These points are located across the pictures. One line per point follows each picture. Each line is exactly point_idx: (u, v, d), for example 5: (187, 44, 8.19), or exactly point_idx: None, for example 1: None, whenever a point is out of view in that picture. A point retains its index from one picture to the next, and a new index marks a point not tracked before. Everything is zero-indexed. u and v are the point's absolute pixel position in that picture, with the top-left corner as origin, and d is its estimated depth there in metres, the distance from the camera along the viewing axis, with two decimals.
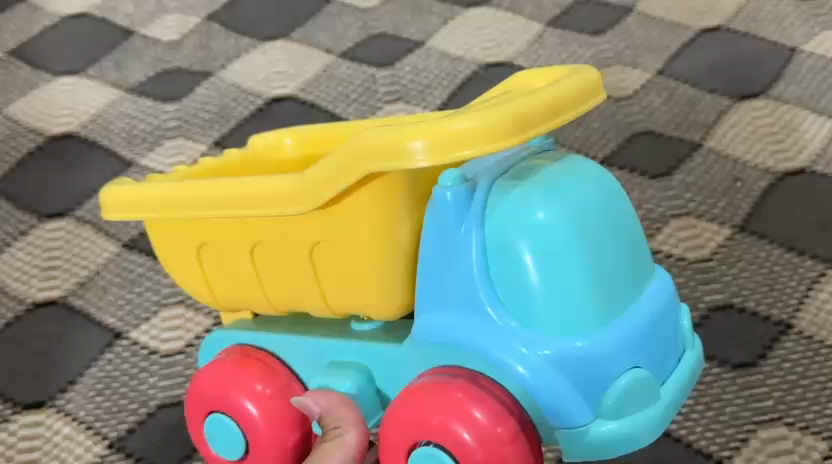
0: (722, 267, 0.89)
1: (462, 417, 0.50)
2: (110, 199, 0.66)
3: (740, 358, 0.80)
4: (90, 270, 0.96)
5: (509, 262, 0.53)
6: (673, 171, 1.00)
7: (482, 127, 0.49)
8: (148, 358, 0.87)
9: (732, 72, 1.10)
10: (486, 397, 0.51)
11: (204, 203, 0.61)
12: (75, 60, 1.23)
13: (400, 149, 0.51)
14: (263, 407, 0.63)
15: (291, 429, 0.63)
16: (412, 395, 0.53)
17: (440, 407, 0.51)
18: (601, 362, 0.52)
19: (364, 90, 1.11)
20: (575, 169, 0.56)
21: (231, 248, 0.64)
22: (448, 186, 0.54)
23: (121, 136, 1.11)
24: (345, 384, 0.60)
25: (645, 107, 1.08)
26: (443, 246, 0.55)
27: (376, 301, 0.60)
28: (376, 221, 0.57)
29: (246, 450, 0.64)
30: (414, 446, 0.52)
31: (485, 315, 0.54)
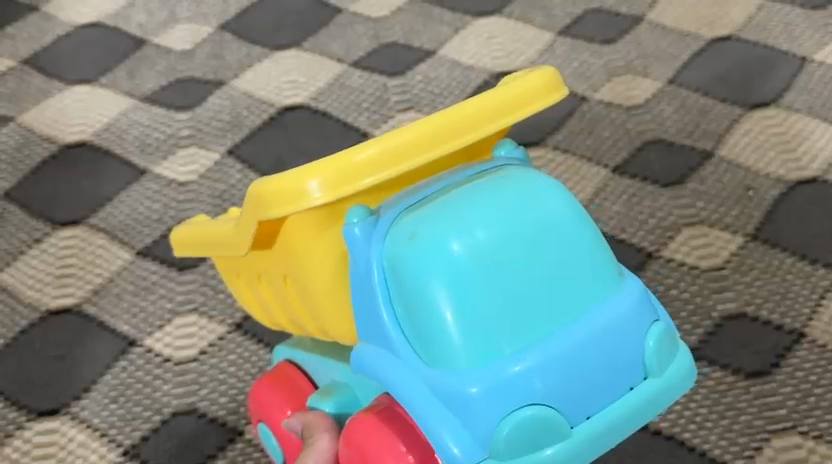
0: (735, 276, 0.89)
1: (383, 450, 0.53)
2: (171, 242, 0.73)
3: (753, 366, 0.80)
4: (104, 278, 0.97)
5: (416, 296, 0.53)
6: (685, 179, 1.00)
7: (376, 156, 0.55)
8: (162, 366, 0.87)
9: (742, 81, 1.10)
10: (411, 431, 0.54)
11: (200, 245, 0.68)
12: (89, 69, 1.23)
13: (295, 190, 0.54)
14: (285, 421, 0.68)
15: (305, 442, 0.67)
16: (353, 421, 0.56)
17: (366, 438, 0.54)
18: (499, 399, 0.50)
19: (375, 98, 1.12)
20: (503, 195, 0.55)
21: (244, 275, 0.69)
22: (353, 222, 0.56)
23: (135, 144, 1.11)
24: (326, 404, 0.64)
25: (656, 116, 1.08)
26: (361, 281, 0.56)
27: (341, 324, 0.61)
28: (323, 252, 0.59)
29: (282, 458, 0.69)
30: None
31: (398, 349, 0.54)
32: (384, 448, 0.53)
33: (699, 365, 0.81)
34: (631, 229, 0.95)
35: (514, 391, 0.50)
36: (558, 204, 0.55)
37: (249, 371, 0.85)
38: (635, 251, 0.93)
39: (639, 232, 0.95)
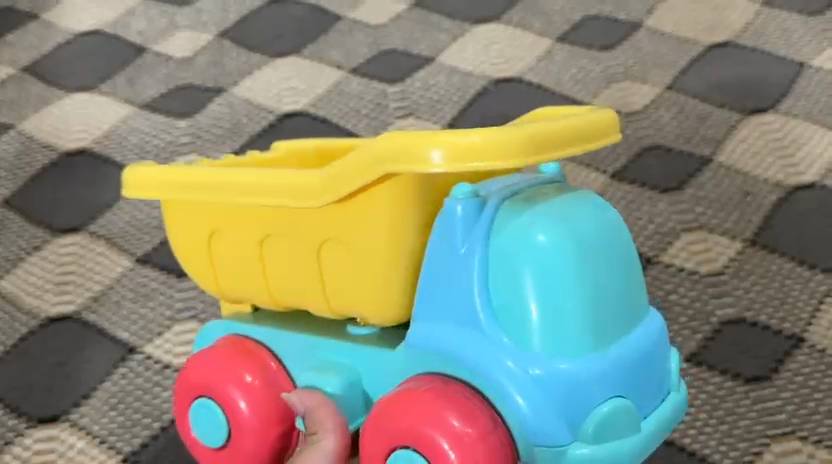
0: (734, 281, 0.89)
1: (437, 423, 0.50)
2: (129, 178, 0.67)
3: (753, 372, 0.80)
4: (103, 285, 0.97)
5: (512, 282, 0.52)
6: (683, 185, 1.00)
7: (505, 141, 0.50)
8: (161, 373, 0.87)
9: (741, 86, 1.11)
10: (463, 404, 0.51)
11: (222, 190, 0.62)
12: (89, 76, 1.24)
13: (419, 153, 0.51)
14: (251, 400, 0.63)
15: (275, 424, 0.63)
16: (393, 400, 0.53)
17: (417, 414, 0.51)
18: (584, 388, 0.51)
19: (374, 105, 1.12)
20: (582, 197, 0.56)
21: (242, 237, 0.64)
22: (459, 197, 0.54)
23: (134, 150, 1.11)
24: (332, 382, 0.60)
25: (654, 122, 1.09)
26: (445, 259, 0.54)
27: (376, 304, 0.58)
28: (388, 224, 0.56)
29: (227, 438, 0.63)
30: (391, 452, 0.52)
31: (480, 330, 0.53)
32: (436, 423, 0.50)
33: (699, 370, 0.81)
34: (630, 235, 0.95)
35: (587, 387, 0.51)
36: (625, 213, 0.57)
37: None
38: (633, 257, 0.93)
39: (637, 237, 0.95)
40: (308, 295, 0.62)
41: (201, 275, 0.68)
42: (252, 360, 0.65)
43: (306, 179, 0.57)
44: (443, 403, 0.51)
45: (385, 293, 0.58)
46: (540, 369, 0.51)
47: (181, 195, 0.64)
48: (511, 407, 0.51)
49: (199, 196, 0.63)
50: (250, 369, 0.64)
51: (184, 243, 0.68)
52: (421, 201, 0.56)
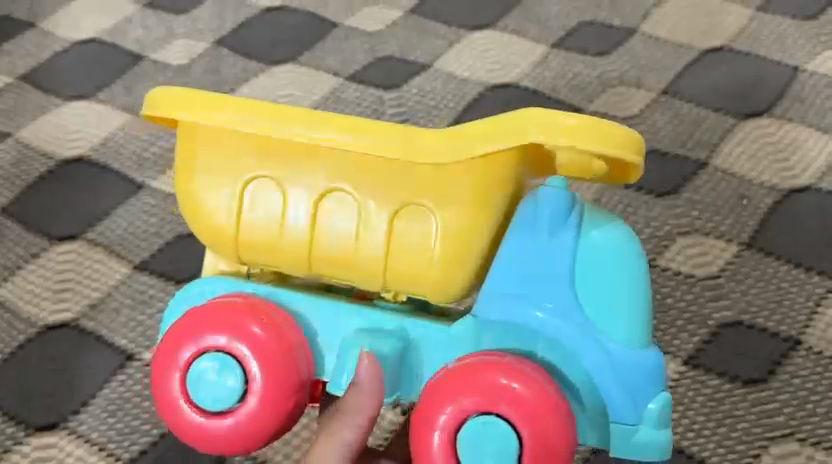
0: (730, 284, 0.90)
1: (508, 390, 0.47)
2: (158, 97, 0.58)
3: (750, 374, 0.82)
4: (101, 292, 0.97)
5: (595, 267, 0.51)
6: (679, 189, 1.00)
7: (634, 142, 0.52)
8: None
9: (736, 90, 1.11)
10: (532, 374, 0.49)
11: (297, 130, 0.55)
12: (86, 84, 1.24)
13: (560, 124, 0.51)
14: (269, 359, 0.53)
15: (293, 390, 0.54)
16: (467, 369, 0.49)
17: (490, 383, 0.48)
18: (655, 371, 0.51)
19: (371, 111, 1.12)
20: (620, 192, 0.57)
21: (284, 186, 0.56)
22: (551, 183, 0.52)
23: (131, 160, 1.12)
24: (384, 348, 0.54)
25: (650, 126, 1.08)
26: (526, 241, 0.52)
27: (443, 284, 0.55)
28: (483, 195, 0.53)
29: (238, 402, 0.53)
30: (460, 424, 0.48)
31: (559, 311, 0.51)
32: (500, 389, 0.48)
33: (696, 373, 0.83)
34: None
35: (643, 372, 0.51)
36: None
37: None
38: None
39: None
40: (361, 270, 0.56)
41: (204, 226, 0.58)
42: (256, 316, 0.54)
43: (413, 136, 0.54)
44: (512, 369, 0.48)
45: (458, 274, 0.54)
46: (618, 349, 0.51)
47: (237, 125, 0.56)
48: (591, 383, 0.51)
49: (266, 129, 0.55)
50: (260, 320, 0.54)
51: (192, 185, 0.58)
52: (510, 183, 0.54)
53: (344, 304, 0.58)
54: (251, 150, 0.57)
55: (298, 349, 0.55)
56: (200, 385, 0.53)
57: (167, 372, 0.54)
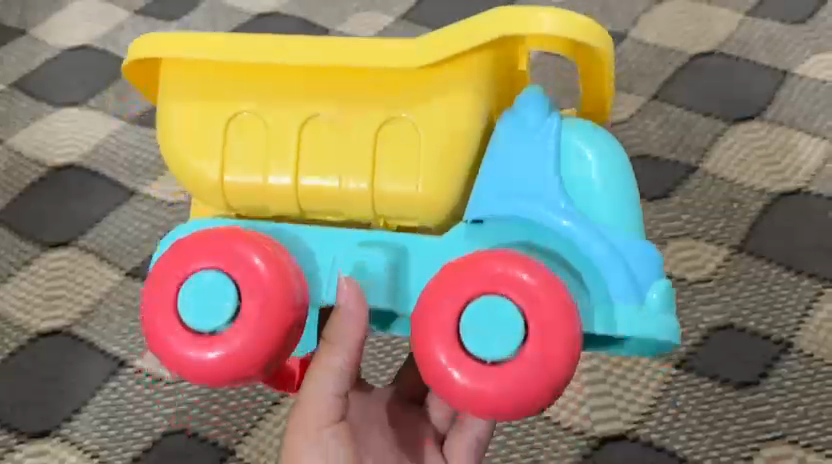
0: (721, 287, 0.91)
1: (519, 269, 0.49)
2: (145, 42, 0.64)
3: (741, 377, 0.84)
4: (94, 299, 0.97)
5: (580, 166, 0.59)
6: (670, 193, 1.01)
7: (588, 25, 0.59)
8: (153, 386, 0.90)
9: (726, 95, 1.12)
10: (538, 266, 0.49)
11: (292, 76, 0.63)
12: (78, 92, 1.23)
13: (525, 17, 0.57)
14: (268, 275, 0.51)
15: (283, 325, 0.51)
16: (463, 262, 0.50)
17: (498, 262, 0.49)
18: (648, 261, 0.56)
19: None
20: None
21: (277, 125, 0.64)
22: (529, 91, 0.62)
23: (123, 165, 1.12)
24: (379, 259, 0.58)
25: (641, 131, 1.08)
26: (518, 137, 0.60)
27: (434, 192, 0.62)
28: (457, 100, 0.61)
29: (228, 325, 0.50)
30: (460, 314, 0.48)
31: (552, 203, 0.57)
32: (512, 274, 0.48)
33: (688, 376, 0.85)
34: None
35: (643, 260, 0.56)
36: None
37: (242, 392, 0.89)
38: None
39: None
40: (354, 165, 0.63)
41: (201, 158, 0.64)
42: (257, 245, 0.52)
43: (398, 46, 0.60)
44: (517, 261, 0.49)
45: (450, 183, 0.62)
46: (615, 242, 0.56)
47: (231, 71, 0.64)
48: (587, 267, 0.55)
49: (260, 81, 0.64)
50: (263, 253, 0.52)
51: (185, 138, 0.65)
52: (484, 90, 0.61)
53: (335, 232, 0.60)
54: (243, 94, 0.64)
55: (295, 293, 0.52)
56: (193, 295, 0.50)
57: (163, 309, 0.51)
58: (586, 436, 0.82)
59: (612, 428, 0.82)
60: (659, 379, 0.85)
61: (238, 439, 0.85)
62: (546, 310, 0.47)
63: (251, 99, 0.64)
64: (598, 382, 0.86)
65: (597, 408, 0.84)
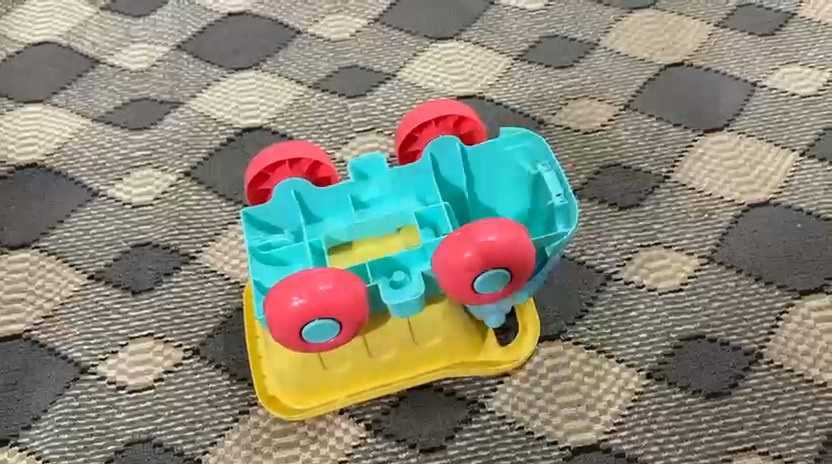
0: (692, 297, 0.92)
1: (479, 252, 0.71)
2: (246, 294, 0.93)
3: (713, 388, 0.85)
4: (55, 303, 0.95)
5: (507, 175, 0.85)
6: (641, 202, 1.01)
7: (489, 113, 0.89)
8: (116, 394, 0.88)
9: (697, 105, 1.11)
10: (484, 245, 0.71)
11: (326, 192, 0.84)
12: (40, 87, 1.19)
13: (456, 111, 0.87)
14: (305, 296, 0.71)
15: (323, 280, 0.71)
16: (446, 274, 0.72)
17: (467, 248, 0.71)
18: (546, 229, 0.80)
19: (336, 121, 1.12)
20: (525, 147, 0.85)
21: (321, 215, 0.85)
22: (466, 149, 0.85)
23: (87, 165, 1.09)
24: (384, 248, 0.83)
25: (614, 140, 1.08)
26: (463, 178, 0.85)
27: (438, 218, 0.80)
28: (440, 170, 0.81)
29: (320, 320, 0.72)
30: (470, 287, 0.73)
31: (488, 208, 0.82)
32: (474, 262, 0.71)
33: (659, 386, 0.85)
34: (589, 251, 0.97)
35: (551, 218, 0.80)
36: (537, 146, 0.84)
37: (207, 398, 0.87)
38: (591, 271, 0.95)
39: (597, 254, 0.96)
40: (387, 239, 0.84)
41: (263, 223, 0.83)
42: (324, 277, 0.72)
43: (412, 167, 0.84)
44: (475, 245, 0.71)
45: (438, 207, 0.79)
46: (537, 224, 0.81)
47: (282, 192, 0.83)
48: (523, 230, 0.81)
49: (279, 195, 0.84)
50: (318, 279, 0.72)
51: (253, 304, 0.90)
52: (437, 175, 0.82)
53: (362, 244, 0.84)
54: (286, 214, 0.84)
55: (324, 273, 0.72)
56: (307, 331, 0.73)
57: (291, 339, 0.73)
58: (558, 446, 0.82)
59: (585, 439, 0.82)
60: (631, 389, 0.85)
61: (204, 449, 0.83)
62: (487, 261, 0.71)
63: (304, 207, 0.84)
64: (570, 392, 0.85)
65: (569, 418, 0.84)
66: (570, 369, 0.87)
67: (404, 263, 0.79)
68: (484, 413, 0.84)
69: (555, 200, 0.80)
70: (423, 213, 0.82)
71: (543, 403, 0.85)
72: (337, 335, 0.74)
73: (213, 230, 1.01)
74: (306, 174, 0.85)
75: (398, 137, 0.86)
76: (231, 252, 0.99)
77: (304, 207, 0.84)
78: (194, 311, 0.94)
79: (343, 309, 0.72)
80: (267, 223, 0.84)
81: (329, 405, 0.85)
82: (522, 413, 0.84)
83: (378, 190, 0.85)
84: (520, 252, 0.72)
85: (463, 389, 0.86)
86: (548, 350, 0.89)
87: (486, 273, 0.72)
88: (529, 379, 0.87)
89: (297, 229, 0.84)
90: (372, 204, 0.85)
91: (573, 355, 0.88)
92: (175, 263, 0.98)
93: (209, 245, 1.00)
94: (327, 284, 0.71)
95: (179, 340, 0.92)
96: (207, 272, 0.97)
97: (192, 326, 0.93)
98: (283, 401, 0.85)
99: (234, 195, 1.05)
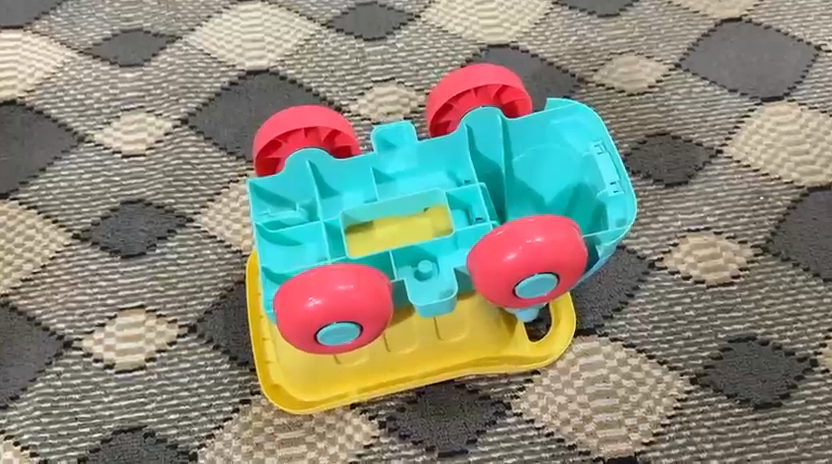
0: (743, 293, 0.83)
1: (526, 257, 0.62)
2: (252, 262, 0.84)
3: (762, 398, 0.77)
4: (35, 265, 0.85)
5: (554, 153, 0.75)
6: (690, 179, 0.90)
7: None
8: (103, 374, 0.79)
9: (755, 68, 0.99)
10: (531, 249, 0.62)
11: (346, 164, 0.73)
12: (20, 10, 1.06)
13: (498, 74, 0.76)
14: (323, 294, 0.61)
15: (343, 279, 0.62)
16: (484, 278, 0.63)
17: (511, 250, 0.62)
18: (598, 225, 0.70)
19: (352, 67, 1.01)
20: (577, 122, 0.74)
21: (339, 190, 0.75)
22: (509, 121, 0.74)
23: (71, 104, 0.97)
24: (410, 232, 0.74)
25: (662, 104, 0.97)
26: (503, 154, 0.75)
27: None
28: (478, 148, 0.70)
29: (338, 323, 0.62)
30: (511, 292, 0.64)
31: None
32: (519, 267, 0.62)
33: (704, 394, 0.78)
34: (631, 234, 0.87)
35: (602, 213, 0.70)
36: (590, 120, 0.74)
37: (204, 384, 0.79)
38: (633, 258, 0.86)
39: (639, 237, 0.87)
40: (413, 226, 0.74)
41: (272, 195, 0.74)
42: (344, 273, 0.62)
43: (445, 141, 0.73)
44: (520, 245, 0.62)
45: None
46: None
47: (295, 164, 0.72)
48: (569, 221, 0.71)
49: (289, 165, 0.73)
50: (338, 276, 0.62)
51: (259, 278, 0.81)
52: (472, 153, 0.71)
53: (384, 227, 0.74)
54: (299, 186, 0.74)
55: (344, 266, 0.63)
56: (325, 337, 0.63)
57: (304, 341, 0.64)
58: (590, 456, 0.74)
59: (620, 450, 0.75)
60: (673, 395, 0.77)
61: (201, 442, 0.76)
62: (533, 266, 0.62)
63: (317, 179, 0.74)
64: (606, 396, 0.78)
65: (604, 426, 0.76)
66: (606, 369, 0.79)
67: (432, 252, 0.70)
68: (510, 415, 0.77)
69: (608, 190, 0.69)
70: (455, 194, 0.73)
71: (576, 407, 0.77)
72: (355, 339, 0.65)
73: (212, 189, 0.91)
74: (323, 144, 0.73)
75: (430, 106, 0.75)
76: (232, 215, 0.89)
77: (320, 180, 0.74)
78: (190, 282, 0.84)
79: (364, 311, 0.62)
80: (276, 195, 0.74)
81: (340, 400, 0.76)
82: (552, 418, 0.76)
83: (403, 164, 0.75)
84: (571, 258, 0.63)
85: (487, 387, 0.78)
86: (583, 346, 0.80)
87: (530, 277, 0.63)
88: (561, 378, 0.78)
89: (310, 203, 0.74)
90: (397, 179, 0.75)
91: (610, 354, 0.80)
92: (170, 225, 0.88)
93: (208, 206, 0.89)
94: (347, 283, 0.62)
95: (174, 315, 0.82)
96: (205, 238, 0.87)
97: (189, 300, 0.83)
98: (288, 392, 0.77)
99: (235, 149, 0.94)
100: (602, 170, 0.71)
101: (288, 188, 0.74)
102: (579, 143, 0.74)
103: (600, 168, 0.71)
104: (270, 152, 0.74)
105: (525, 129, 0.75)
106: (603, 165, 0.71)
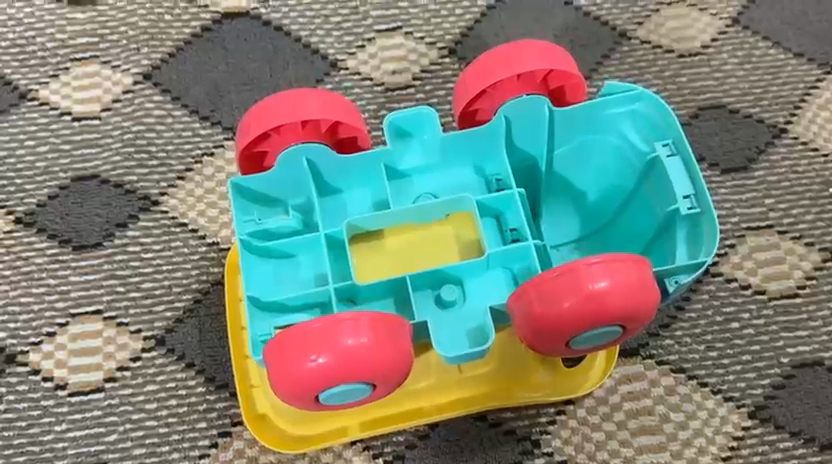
0: (809, 308, 0.71)
1: (587, 307, 0.49)
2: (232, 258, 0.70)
3: (829, 436, 0.66)
4: None
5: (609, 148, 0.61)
6: (750, 164, 0.77)
7: None
8: (52, 396, 0.66)
9: (825, 28, 0.84)
10: (595, 297, 0.49)
11: (351, 160, 0.59)
12: None
13: None
14: (328, 351, 0.48)
15: (354, 332, 0.49)
16: (533, 328, 0.50)
17: (568, 299, 0.49)
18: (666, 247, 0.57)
19: (350, 11, 0.84)
20: (640, 112, 0.60)
21: (341, 191, 0.60)
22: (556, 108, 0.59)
23: (11, 52, 0.81)
24: (429, 249, 0.60)
25: (717, 70, 0.82)
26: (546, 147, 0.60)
27: None
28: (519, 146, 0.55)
29: (345, 383, 0.50)
30: (564, 343, 0.52)
31: None
32: (577, 317, 0.49)
33: (764, 431, 0.66)
34: None
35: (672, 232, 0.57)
36: (655, 111, 0.60)
37: (174, 412, 0.66)
38: None
39: None
40: (434, 239, 0.60)
41: (259, 196, 0.59)
42: (355, 324, 0.49)
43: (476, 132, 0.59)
44: (581, 292, 0.49)
45: None
46: None
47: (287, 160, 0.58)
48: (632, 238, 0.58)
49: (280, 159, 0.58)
50: (346, 328, 0.49)
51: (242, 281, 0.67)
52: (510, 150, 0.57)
53: (399, 241, 0.60)
54: (292, 185, 0.59)
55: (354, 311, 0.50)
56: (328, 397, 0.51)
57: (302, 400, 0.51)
58: None
59: None
60: (729, 433, 0.66)
61: None
62: (595, 317, 0.49)
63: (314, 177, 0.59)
64: (650, 432, 0.66)
65: None
66: (651, 400, 0.67)
67: (458, 274, 0.56)
68: (539, 455, 0.65)
69: (681, 206, 0.56)
70: (486, 200, 0.58)
71: (615, 446, 0.66)
72: (365, 396, 0.52)
73: (182, 164, 0.75)
74: (323, 138, 0.59)
75: (461, 90, 0.60)
76: (206, 198, 0.74)
77: (318, 178, 0.59)
78: (157, 282, 0.71)
79: (379, 370, 0.49)
80: (262, 195, 0.59)
81: (339, 438, 0.64)
82: (588, 459, 0.65)
83: (421, 158, 0.60)
84: (643, 307, 0.50)
85: (513, 420, 0.66)
86: (624, 372, 0.68)
87: (590, 328, 0.50)
88: (598, 410, 0.67)
89: (305, 206, 0.60)
90: (413, 175, 0.61)
91: (656, 380, 0.68)
92: (131, 209, 0.73)
93: (178, 185, 0.74)
94: (360, 338, 0.48)
95: (139, 324, 0.69)
96: (174, 226, 0.73)
97: (157, 304, 0.70)
98: (275, 425, 0.64)
99: (209, 113, 0.78)
100: (672, 177, 0.57)
101: (278, 188, 0.59)
102: (639, 137, 0.60)
103: (670, 174, 0.57)
104: (258, 146, 0.59)
105: (574, 117, 0.60)
106: (674, 171, 0.57)
